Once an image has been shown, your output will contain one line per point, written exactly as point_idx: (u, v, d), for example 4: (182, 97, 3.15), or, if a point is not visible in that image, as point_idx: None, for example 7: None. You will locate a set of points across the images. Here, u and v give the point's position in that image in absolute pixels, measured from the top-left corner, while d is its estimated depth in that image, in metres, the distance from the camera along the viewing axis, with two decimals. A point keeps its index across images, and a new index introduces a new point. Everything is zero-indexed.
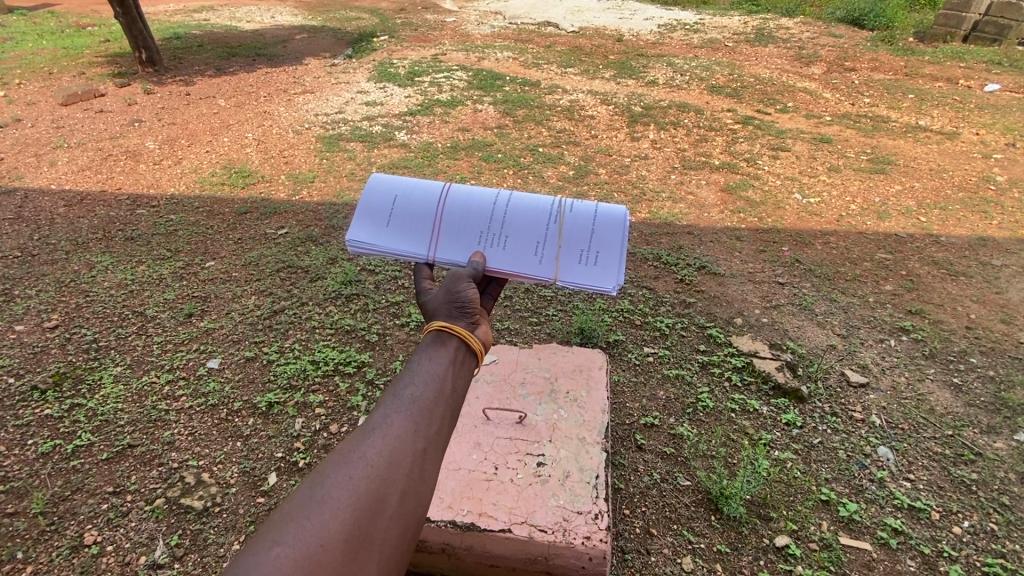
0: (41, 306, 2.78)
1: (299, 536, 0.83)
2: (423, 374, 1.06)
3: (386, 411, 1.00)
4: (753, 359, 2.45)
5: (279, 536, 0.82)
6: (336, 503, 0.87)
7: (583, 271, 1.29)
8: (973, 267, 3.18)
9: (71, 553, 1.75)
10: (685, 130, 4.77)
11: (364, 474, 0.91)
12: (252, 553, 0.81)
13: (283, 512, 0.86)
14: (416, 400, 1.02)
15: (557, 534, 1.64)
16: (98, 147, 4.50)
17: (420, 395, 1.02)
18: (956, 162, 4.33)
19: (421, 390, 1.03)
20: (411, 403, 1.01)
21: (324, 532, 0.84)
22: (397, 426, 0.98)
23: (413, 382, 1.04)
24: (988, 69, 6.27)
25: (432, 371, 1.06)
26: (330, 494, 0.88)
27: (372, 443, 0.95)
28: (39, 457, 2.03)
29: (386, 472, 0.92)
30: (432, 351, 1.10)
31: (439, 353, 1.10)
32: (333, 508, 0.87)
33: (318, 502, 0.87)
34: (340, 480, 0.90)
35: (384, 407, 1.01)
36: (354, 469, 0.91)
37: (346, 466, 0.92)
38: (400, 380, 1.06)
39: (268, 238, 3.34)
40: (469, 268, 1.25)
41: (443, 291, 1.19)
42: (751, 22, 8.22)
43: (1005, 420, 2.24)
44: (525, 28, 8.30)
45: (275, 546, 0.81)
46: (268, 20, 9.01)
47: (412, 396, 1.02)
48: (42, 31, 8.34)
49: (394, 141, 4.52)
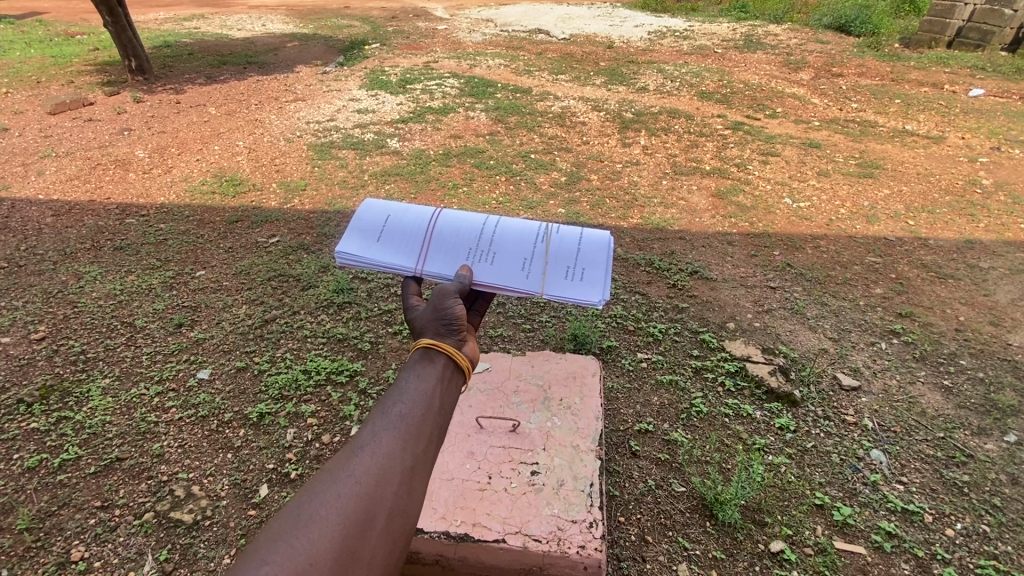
0: (28, 317, 2.74)
1: (290, 553, 0.81)
2: (412, 391, 1.05)
3: (374, 429, 0.99)
4: (746, 363, 2.45)
5: (270, 552, 0.81)
6: (326, 520, 0.86)
7: (569, 286, 1.29)
8: (962, 269, 3.21)
9: (58, 569, 1.72)
10: (675, 136, 4.80)
11: (353, 492, 0.90)
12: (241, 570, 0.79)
13: (273, 529, 0.85)
14: (405, 418, 1.01)
15: (552, 543, 1.63)
16: (86, 156, 4.47)
17: (408, 413, 1.02)
18: (942, 166, 4.39)
19: (409, 408, 1.03)
20: (399, 421, 1.01)
21: (315, 550, 0.82)
22: (385, 444, 0.97)
23: (402, 399, 1.04)
24: (973, 74, 6.35)
25: (421, 388, 1.06)
26: (320, 511, 0.87)
27: (361, 460, 0.95)
28: (25, 472, 2.00)
29: (376, 489, 0.92)
30: (421, 367, 1.09)
31: (427, 369, 1.09)
32: (323, 524, 0.85)
33: (308, 518, 0.86)
34: (329, 496, 0.89)
35: (371, 424, 1.01)
36: (343, 487, 0.90)
37: (335, 484, 0.91)
38: (388, 396, 1.06)
39: (259, 247, 3.32)
40: (456, 283, 1.24)
41: (430, 307, 1.18)
42: (739, 29, 8.28)
43: (996, 421, 2.25)
44: (515, 35, 8.34)
45: (266, 563, 0.79)
46: (258, 29, 8.99)
47: (401, 414, 1.02)
48: (29, 40, 8.28)
49: (386, 149, 4.52)
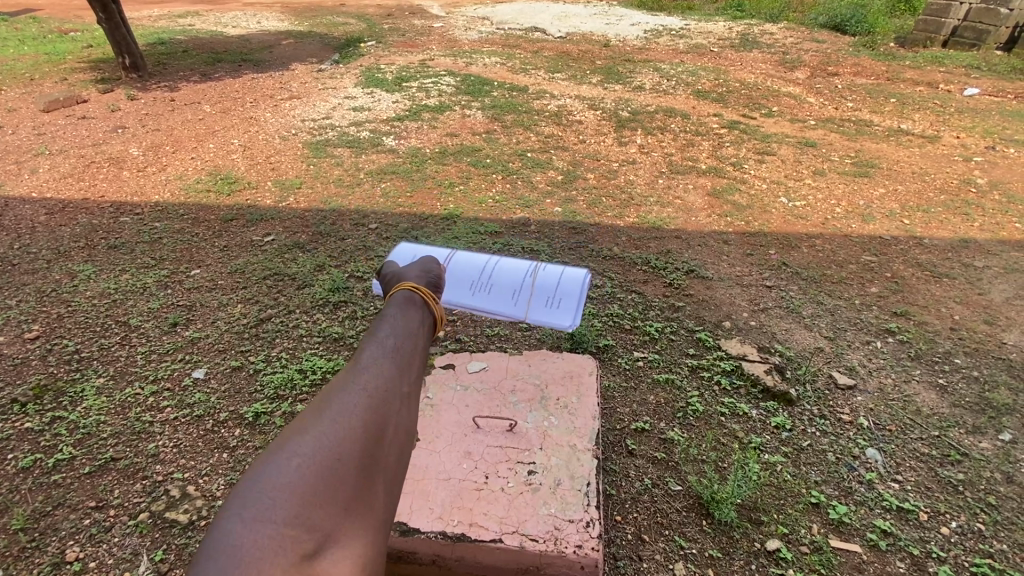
0: (21, 316, 2.73)
1: (315, 449, 0.79)
2: (403, 323, 1.03)
3: (378, 346, 0.97)
4: (742, 362, 2.46)
5: (296, 448, 0.78)
6: (346, 422, 0.83)
7: (550, 315, 1.56)
8: (956, 268, 3.22)
9: (53, 569, 1.71)
10: (671, 135, 4.81)
11: (368, 398, 0.88)
12: (267, 466, 0.76)
13: (292, 430, 0.81)
14: (407, 339, 0.99)
15: (549, 543, 1.64)
16: (79, 154, 4.44)
17: (409, 334, 1.00)
18: (937, 165, 4.40)
19: (408, 331, 1.00)
20: (397, 346, 0.98)
21: (340, 447, 0.80)
22: (387, 366, 0.94)
23: (398, 325, 1.02)
24: (967, 73, 6.37)
25: (411, 321, 1.04)
26: (339, 414, 0.84)
27: (366, 377, 0.91)
28: (19, 472, 1.99)
29: (388, 398, 0.90)
30: (409, 302, 1.07)
31: (416, 306, 1.07)
32: (344, 426, 0.83)
33: (328, 419, 0.83)
34: (345, 402, 0.86)
35: (373, 343, 0.98)
36: (353, 399, 0.87)
37: (344, 396, 0.87)
38: (381, 322, 1.02)
39: (255, 245, 3.31)
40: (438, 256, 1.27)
41: (415, 265, 1.19)
42: (735, 28, 8.29)
43: (990, 419, 2.27)
44: (512, 33, 8.32)
45: (293, 457, 0.77)
46: (253, 26, 8.96)
47: (396, 340, 0.99)
48: (22, 37, 8.22)
49: (382, 147, 4.51)
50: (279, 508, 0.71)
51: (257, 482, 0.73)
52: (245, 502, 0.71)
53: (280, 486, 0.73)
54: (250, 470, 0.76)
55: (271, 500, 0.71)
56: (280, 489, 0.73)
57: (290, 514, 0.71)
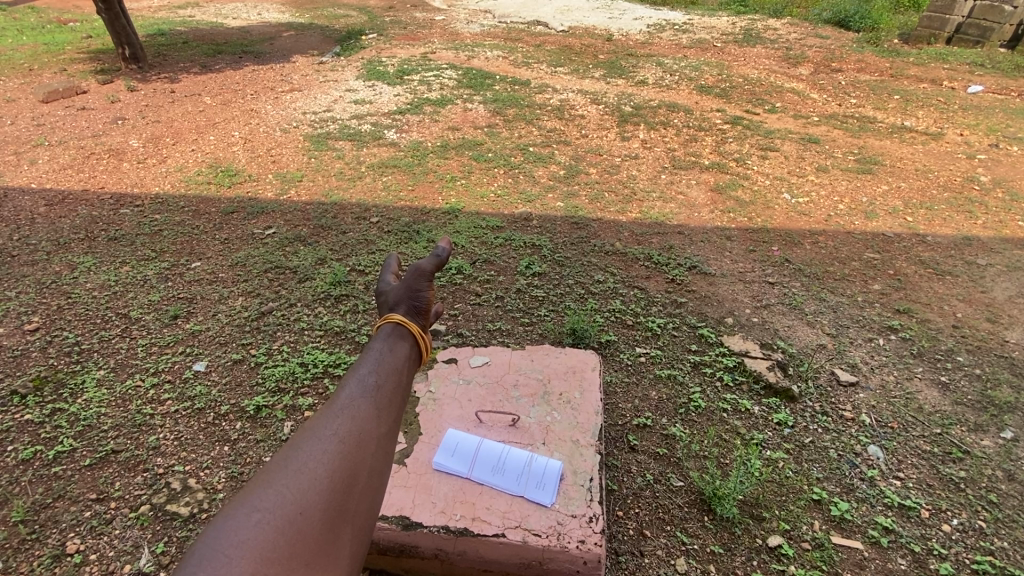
0: (21, 308, 2.72)
1: (278, 504, 0.86)
2: (385, 362, 1.12)
3: (351, 394, 1.05)
4: (745, 359, 2.45)
5: (260, 503, 0.86)
6: (312, 474, 0.92)
7: None
8: (960, 266, 3.21)
9: (53, 562, 1.71)
10: (674, 130, 4.78)
11: (335, 450, 0.96)
12: (229, 520, 0.83)
13: (259, 483, 0.90)
14: (381, 387, 1.07)
15: (552, 538, 1.64)
16: (79, 145, 4.41)
17: (383, 382, 1.08)
18: (941, 162, 4.38)
19: (384, 377, 1.09)
20: (376, 388, 1.07)
21: (303, 500, 0.88)
22: (363, 409, 1.03)
23: (374, 369, 1.10)
24: (971, 71, 6.34)
25: (393, 360, 1.13)
26: (306, 466, 0.92)
27: (341, 422, 1.00)
28: (19, 464, 1.98)
29: (355, 449, 0.98)
30: (391, 343, 1.16)
31: (398, 346, 1.16)
32: (311, 478, 0.91)
33: (294, 472, 0.91)
34: (312, 454, 0.94)
35: (347, 389, 1.06)
36: (327, 445, 0.96)
37: (317, 442, 0.96)
38: (359, 365, 1.11)
39: (255, 238, 3.29)
40: (432, 261, 1.35)
41: (403, 287, 1.28)
42: (739, 24, 8.24)
43: (992, 418, 2.26)
44: (514, 27, 8.26)
45: (256, 512, 0.84)
46: (253, 18, 8.89)
47: (376, 381, 1.08)
48: (20, 27, 8.15)
49: (383, 140, 4.49)
50: (237, 562, 0.78)
51: (218, 536, 0.81)
52: (205, 556, 0.78)
53: (241, 540, 0.81)
54: (213, 524, 0.84)
55: (228, 555, 0.78)
56: (240, 544, 0.80)
57: (249, 568, 0.78)
